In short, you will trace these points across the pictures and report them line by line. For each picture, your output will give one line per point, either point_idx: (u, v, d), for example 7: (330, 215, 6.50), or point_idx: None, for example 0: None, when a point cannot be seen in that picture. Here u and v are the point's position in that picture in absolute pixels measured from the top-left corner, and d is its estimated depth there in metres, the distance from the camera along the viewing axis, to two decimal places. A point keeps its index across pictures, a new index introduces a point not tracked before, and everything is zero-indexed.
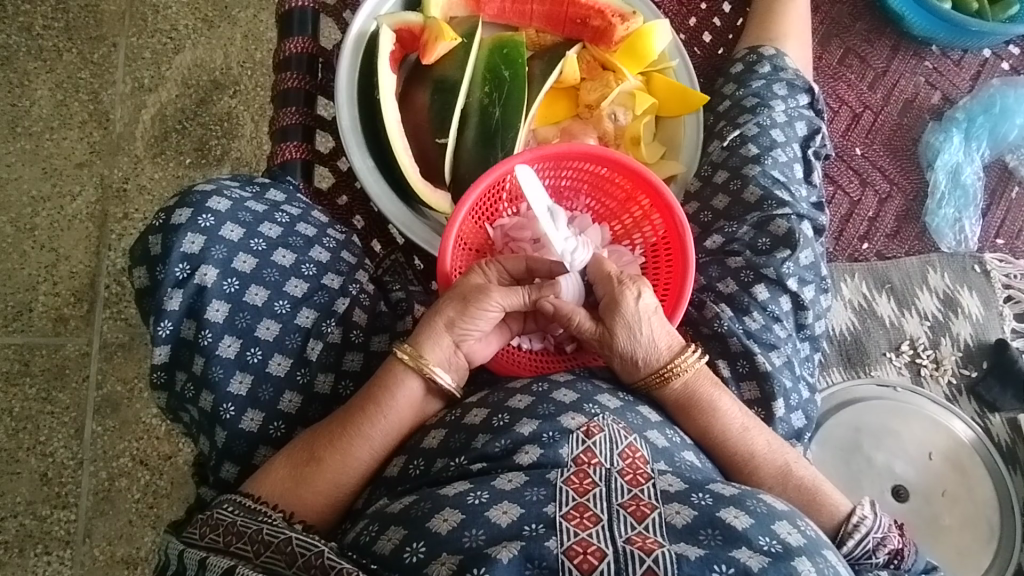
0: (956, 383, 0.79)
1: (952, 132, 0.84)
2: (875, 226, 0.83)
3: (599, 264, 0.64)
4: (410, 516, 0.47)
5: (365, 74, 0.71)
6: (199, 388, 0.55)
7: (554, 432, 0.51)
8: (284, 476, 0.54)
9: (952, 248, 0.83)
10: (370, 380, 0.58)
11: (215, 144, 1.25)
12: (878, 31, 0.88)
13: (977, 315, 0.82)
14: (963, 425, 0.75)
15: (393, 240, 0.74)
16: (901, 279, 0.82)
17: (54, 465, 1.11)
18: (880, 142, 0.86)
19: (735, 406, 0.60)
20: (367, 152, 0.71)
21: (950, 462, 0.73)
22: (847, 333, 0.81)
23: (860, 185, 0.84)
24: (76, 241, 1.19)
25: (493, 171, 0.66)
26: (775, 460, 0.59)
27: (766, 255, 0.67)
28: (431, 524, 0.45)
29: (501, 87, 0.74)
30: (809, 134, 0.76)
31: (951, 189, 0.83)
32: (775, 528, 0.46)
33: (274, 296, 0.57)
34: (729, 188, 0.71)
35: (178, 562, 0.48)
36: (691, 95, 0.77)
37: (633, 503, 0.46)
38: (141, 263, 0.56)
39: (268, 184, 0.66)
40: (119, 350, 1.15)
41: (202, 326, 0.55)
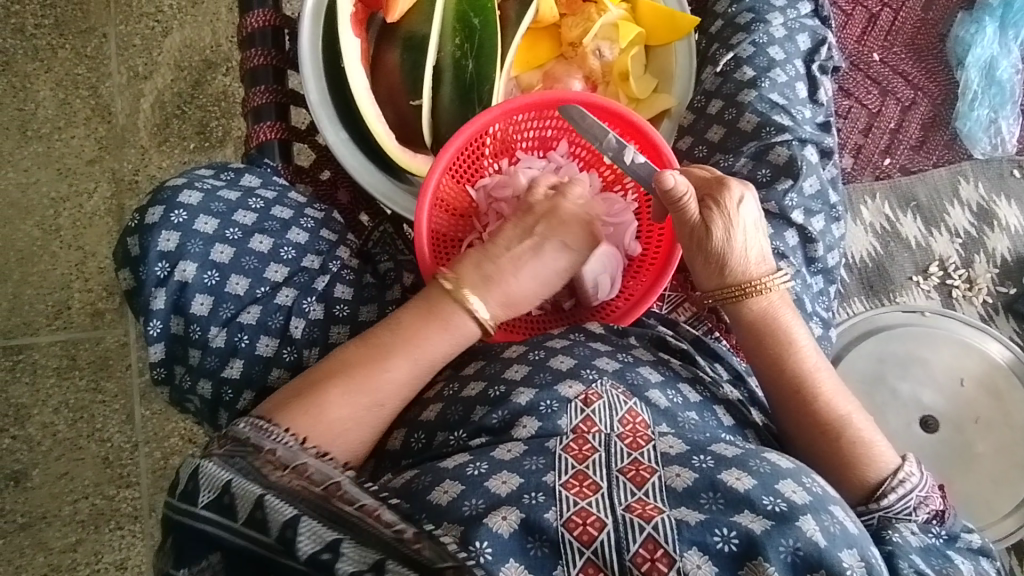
0: (992, 303, 0.73)
1: (985, 22, 0.75)
2: (898, 138, 0.76)
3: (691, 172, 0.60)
4: (412, 489, 0.46)
5: (327, 40, 0.67)
6: (196, 378, 0.56)
7: (552, 402, 0.49)
8: (337, 408, 0.51)
9: (986, 154, 0.75)
10: (413, 311, 0.56)
11: (216, 125, 1.24)
12: None
13: (1016, 226, 0.75)
14: (998, 346, 0.70)
15: (380, 212, 0.72)
16: (929, 195, 0.76)
17: (112, 449, 1.19)
18: (902, 43, 0.77)
19: (811, 344, 0.57)
20: (340, 124, 0.69)
21: (985, 387, 0.69)
22: (868, 259, 0.75)
23: (880, 94, 0.76)
24: (100, 237, 1.22)
25: (468, 125, 0.63)
26: (836, 406, 0.55)
27: (766, 189, 0.62)
28: (431, 496, 0.44)
29: (472, 37, 0.69)
30: (813, 47, 0.69)
31: (984, 88, 0.75)
32: (778, 488, 0.42)
33: (255, 284, 0.57)
34: (723, 118, 0.66)
35: (193, 480, 0.45)
36: (680, 18, 0.70)
37: (633, 468, 0.44)
38: (124, 265, 0.57)
39: (243, 168, 0.65)
40: None
41: (189, 321, 0.56)
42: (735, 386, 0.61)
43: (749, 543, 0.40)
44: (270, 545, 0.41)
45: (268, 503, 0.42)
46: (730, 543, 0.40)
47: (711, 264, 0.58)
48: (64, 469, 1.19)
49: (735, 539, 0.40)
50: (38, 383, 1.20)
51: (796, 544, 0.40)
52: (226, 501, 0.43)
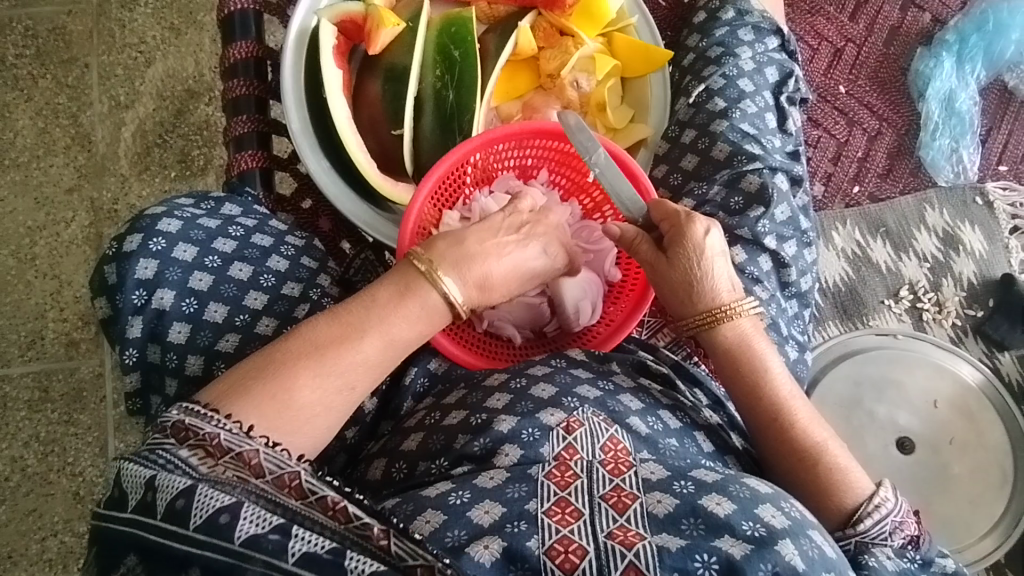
0: (961, 325, 0.75)
1: (943, 56, 0.79)
2: (865, 166, 0.79)
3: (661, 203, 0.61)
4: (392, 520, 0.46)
5: (310, 72, 0.69)
6: (172, 408, 0.55)
7: (534, 430, 0.50)
8: (304, 392, 0.46)
9: (949, 181, 0.78)
10: (387, 297, 0.51)
11: (198, 153, 1.25)
12: None
13: (981, 251, 0.77)
14: (970, 368, 0.72)
15: (362, 240, 0.73)
16: (897, 221, 0.78)
17: (84, 483, 1.15)
18: (865, 77, 0.80)
19: (787, 373, 0.58)
20: (322, 152, 0.69)
21: (957, 410, 0.70)
22: (841, 283, 0.77)
23: (846, 125, 0.79)
24: (76, 266, 1.21)
25: (451, 154, 0.64)
26: (813, 434, 0.55)
27: (739, 216, 0.64)
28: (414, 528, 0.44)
29: (452, 68, 0.71)
30: (781, 80, 0.71)
31: (945, 119, 0.78)
32: (758, 513, 0.43)
33: (233, 311, 0.56)
34: (697, 147, 0.68)
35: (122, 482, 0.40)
36: (655, 51, 0.73)
37: (615, 494, 0.44)
38: (101, 293, 0.56)
39: (224, 198, 0.65)
40: None
41: (166, 349, 0.55)
42: (716, 411, 0.62)
43: (729, 567, 0.39)
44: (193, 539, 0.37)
45: (196, 491, 0.38)
46: (710, 569, 0.39)
47: (682, 291, 0.59)
48: (33, 506, 1.15)
49: (715, 565, 0.40)
50: (8, 416, 1.17)
51: (776, 568, 0.39)
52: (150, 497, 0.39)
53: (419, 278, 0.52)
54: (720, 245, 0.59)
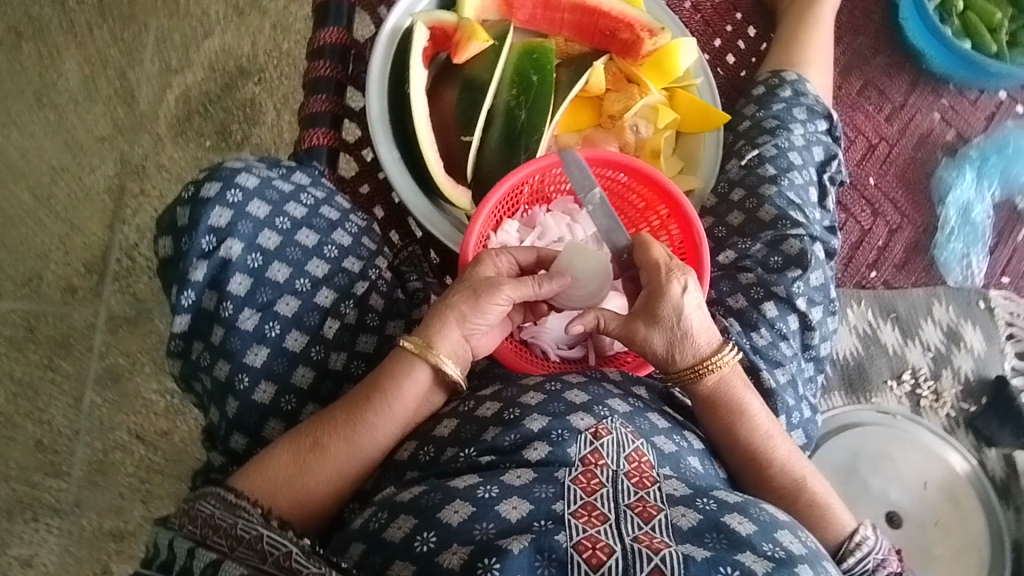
0: (955, 416, 0.79)
1: (965, 169, 0.87)
2: (884, 255, 0.85)
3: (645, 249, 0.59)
4: (419, 505, 0.42)
5: (397, 67, 0.72)
6: (215, 357, 0.55)
7: (563, 431, 0.48)
8: (287, 462, 0.50)
9: (957, 282, 0.84)
10: (378, 371, 0.53)
11: (236, 129, 1.25)
12: (899, 66, 0.90)
13: (979, 350, 0.81)
14: (960, 457, 0.76)
15: (410, 232, 0.76)
16: (907, 309, 0.82)
17: (49, 433, 1.12)
18: (894, 174, 0.87)
19: (763, 412, 0.59)
20: (394, 144, 0.72)
21: (945, 494, 0.74)
22: (851, 358, 0.81)
23: (871, 214, 0.86)
24: (91, 214, 1.20)
25: (517, 172, 0.64)
26: (791, 471, 0.57)
27: (777, 274, 0.68)
28: (441, 514, 0.41)
29: (528, 90, 0.75)
30: (825, 160, 0.77)
31: (960, 225, 0.85)
32: (778, 537, 0.43)
33: (295, 274, 0.57)
34: (744, 206, 0.72)
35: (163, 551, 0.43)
36: (713, 113, 0.79)
37: (639, 504, 0.42)
38: (167, 233, 0.57)
39: (294, 167, 0.66)
40: (125, 324, 1.15)
41: (223, 297, 0.55)
42: None
43: None
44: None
45: (224, 563, 0.40)
46: None
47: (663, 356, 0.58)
48: None
49: None
50: None
51: None
52: (189, 563, 0.41)
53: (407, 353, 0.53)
54: (694, 304, 0.57)
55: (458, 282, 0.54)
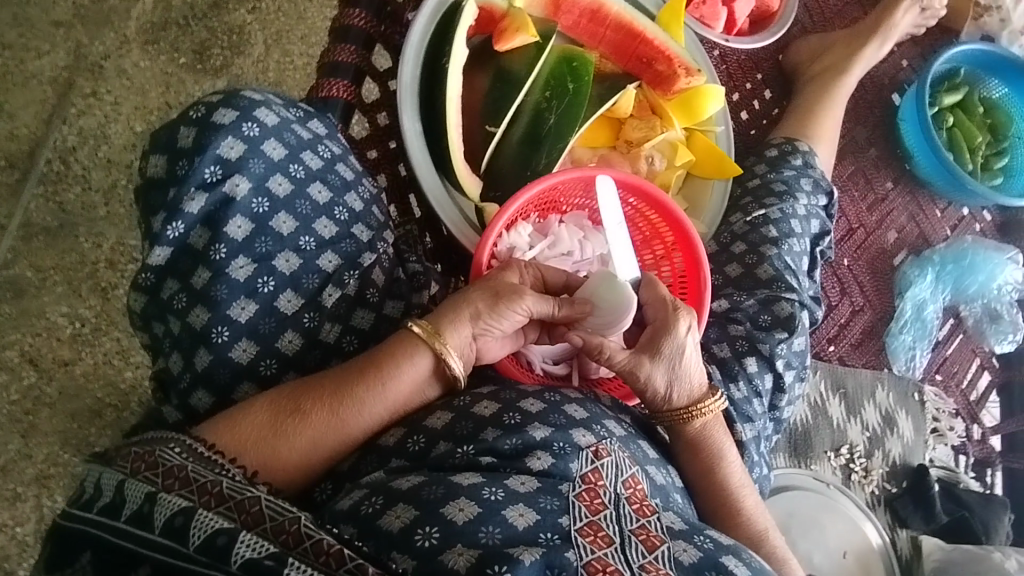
0: (878, 494, 0.85)
1: (926, 270, 0.93)
2: (844, 332, 0.90)
3: (653, 285, 0.60)
4: (420, 497, 0.39)
5: (437, 38, 0.68)
6: (193, 302, 0.48)
7: (565, 444, 0.46)
8: (267, 420, 0.45)
9: (900, 371, 0.90)
10: (379, 348, 0.50)
11: (217, 53, 1.14)
12: (886, 161, 0.97)
13: (908, 437, 0.88)
14: (874, 530, 0.81)
15: (410, 211, 0.72)
16: (854, 387, 0.88)
17: None
18: (865, 260, 0.93)
19: (738, 460, 0.60)
20: (418, 115, 0.68)
21: (860, 564, 0.79)
22: (800, 424, 0.86)
23: (840, 292, 0.91)
24: (27, 103, 1.05)
25: (531, 188, 0.61)
26: (756, 521, 0.58)
27: (765, 332, 0.70)
28: (445, 511, 0.38)
29: (562, 96, 0.74)
30: (820, 233, 0.80)
31: (912, 321, 0.91)
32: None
33: (301, 230, 0.52)
34: (744, 260, 0.74)
35: (118, 494, 0.38)
36: (728, 164, 0.80)
37: (644, 532, 0.41)
38: (163, 152, 0.51)
39: (311, 113, 0.61)
40: (43, 234, 1.02)
41: (216, 238, 0.49)
42: None
43: None
44: (193, 558, 0.34)
45: (198, 512, 0.35)
46: None
47: (661, 395, 0.57)
48: None
49: None
50: None
51: None
52: (146, 509, 0.36)
53: (415, 337, 0.50)
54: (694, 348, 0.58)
55: (478, 281, 0.53)
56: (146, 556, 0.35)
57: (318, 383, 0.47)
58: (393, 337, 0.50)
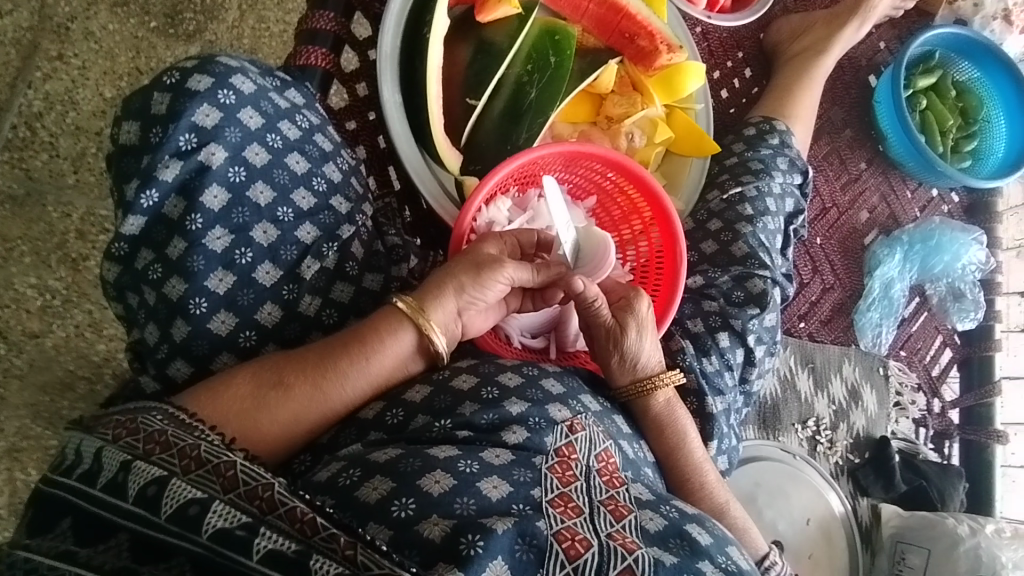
0: (841, 465, 0.88)
1: (895, 250, 0.95)
2: (814, 309, 0.92)
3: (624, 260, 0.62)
4: (397, 469, 0.39)
5: (417, 6, 0.67)
6: (169, 273, 0.48)
7: (540, 419, 0.47)
8: (248, 392, 0.45)
9: (867, 347, 0.93)
10: (363, 323, 0.49)
11: (189, 17, 1.11)
12: (861, 141, 0.99)
13: (871, 410, 0.92)
14: (837, 499, 0.84)
15: (390, 184, 0.71)
16: (823, 362, 0.91)
17: None
18: (836, 239, 0.95)
19: (698, 437, 0.62)
20: (398, 85, 0.67)
21: (822, 530, 0.83)
22: (770, 399, 0.88)
23: (812, 270, 0.93)
24: None
25: (514, 160, 0.61)
26: (718, 495, 0.60)
27: (738, 308, 0.72)
28: (422, 482, 0.38)
29: (544, 69, 0.73)
30: (794, 212, 0.82)
31: (880, 299, 0.94)
32: (730, 552, 0.43)
33: (279, 201, 0.51)
34: (719, 237, 0.76)
35: (97, 461, 0.38)
36: (706, 142, 0.81)
37: (612, 502, 0.42)
38: (135, 119, 0.49)
39: (288, 81, 0.60)
40: (8, 202, 0.99)
41: (192, 208, 0.48)
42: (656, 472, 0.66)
43: None
44: (164, 527, 0.34)
45: (171, 481, 0.35)
46: None
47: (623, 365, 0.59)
48: None
49: None
50: None
51: None
52: (122, 479, 0.36)
53: (398, 313, 0.50)
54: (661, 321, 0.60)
55: (459, 255, 0.53)
56: (123, 525, 0.35)
57: (300, 357, 0.47)
58: (376, 313, 0.50)
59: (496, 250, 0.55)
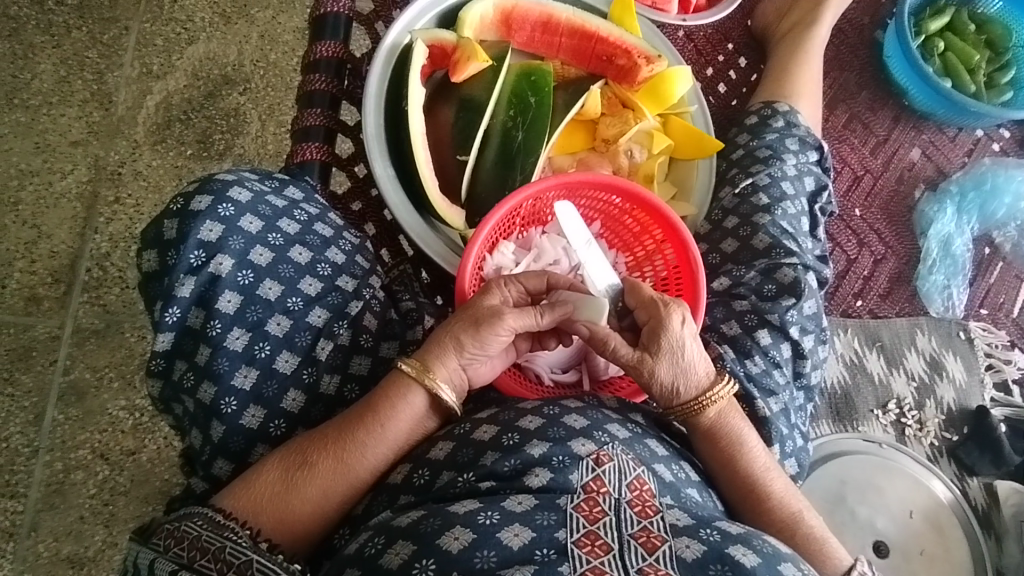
0: (938, 446, 0.82)
1: (946, 205, 0.89)
2: (869, 285, 0.86)
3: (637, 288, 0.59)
4: (417, 532, 0.40)
5: (394, 83, 0.71)
6: (199, 379, 0.52)
7: (564, 457, 0.46)
8: (276, 477, 0.48)
9: (939, 313, 0.86)
10: (372, 393, 0.52)
11: (219, 138, 1.22)
12: (881, 101, 0.93)
13: (960, 380, 0.85)
14: (942, 486, 0.77)
15: (403, 251, 0.74)
16: (891, 338, 0.85)
17: (7, 451, 1.05)
18: (877, 207, 0.89)
19: (759, 444, 0.57)
20: (389, 159, 0.71)
21: (929, 521, 0.76)
22: (838, 387, 0.83)
23: (857, 244, 0.86)
24: (61, 221, 1.15)
25: (511, 199, 0.63)
26: (788, 505, 0.55)
27: (771, 302, 0.69)
28: (441, 542, 0.39)
29: (526, 112, 0.75)
30: (816, 190, 0.79)
31: (942, 258, 0.87)
32: (782, 570, 0.40)
33: (287, 292, 0.55)
34: (738, 233, 0.73)
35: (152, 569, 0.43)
36: (707, 141, 0.79)
37: (644, 534, 0.40)
38: (153, 246, 0.55)
39: (287, 181, 0.64)
40: (93, 336, 1.10)
41: (211, 315, 0.52)
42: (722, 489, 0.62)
43: None
44: None
45: None
46: None
47: (668, 387, 0.56)
48: None
49: None
50: None
51: None
52: None
53: (405, 376, 0.53)
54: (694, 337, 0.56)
55: (460, 310, 0.54)
56: None
57: (319, 435, 0.50)
58: (384, 380, 0.53)
59: (498, 300, 0.55)
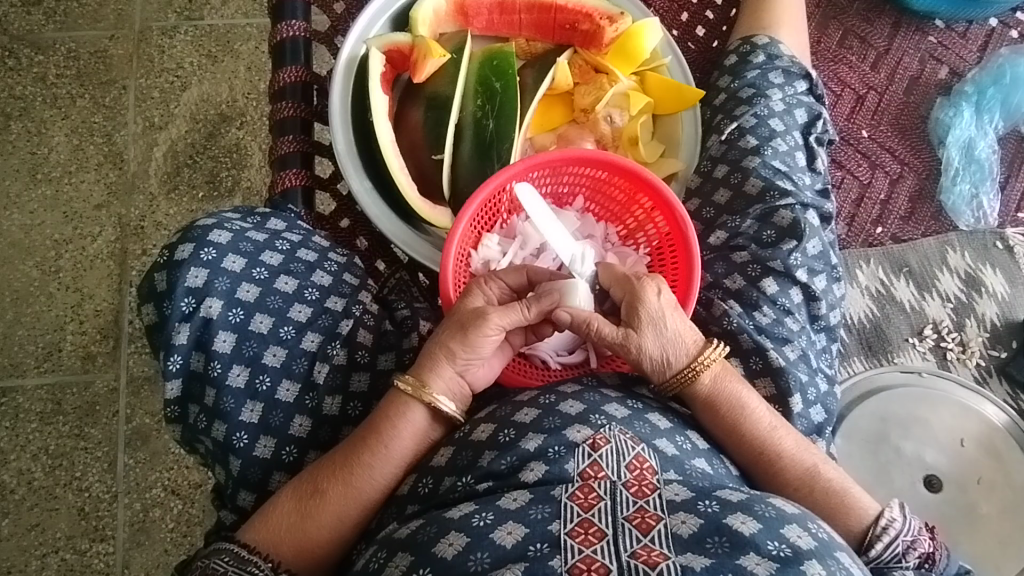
0: (986, 366, 0.80)
1: (962, 106, 0.82)
2: (888, 209, 0.81)
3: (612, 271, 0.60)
4: (415, 542, 0.42)
5: (358, 96, 0.72)
6: (211, 419, 0.55)
7: (560, 447, 0.46)
8: (291, 508, 0.51)
9: (970, 226, 0.82)
10: (374, 414, 0.54)
11: (226, 175, 1.26)
12: (878, 9, 0.85)
13: (1003, 293, 0.82)
14: (996, 409, 0.75)
15: (397, 260, 0.75)
16: (920, 262, 0.81)
17: (90, 500, 1.13)
18: (887, 123, 0.83)
19: (762, 404, 0.56)
20: (364, 173, 0.71)
21: (984, 449, 0.74)
22: (866, 321, 0.81)
23: (869, 167, 0.81)
24: (99, 280, 1.21)
25: (487, 185, 0.62)
26: (802, 461, 0.55)
27: (772, 248, 0.66)
28: (437, 549, 0.41)
29: (493, 98, 0.73)
30: (809, 121, 0.75)
31: (966, 165, 0.81)
32: (784, 533, 0.40)
33: (278, 323, 0.57)
34: (729, 182, 0.71)
35: None
36: (686, 91, 0.75)
37: (638, 515, 0.40)
38: (148, 300, 0.57)
39: (270, 213, 0.66)
40: (146, 383, 1.17)
41: (210, 357, 0.55)
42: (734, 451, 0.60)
43: None
44: None
45: None
46: None
47: (659, 358, 0.55)
48: (36, 520, 1.13)
49: None
50: (19, 427, 1.16)
51: None
52: None
53: (404, 394, 0.54)
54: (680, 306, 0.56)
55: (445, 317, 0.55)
56: None
57: (327, 464, 0.53)
58: (384, 401, 0.55)
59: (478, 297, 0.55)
